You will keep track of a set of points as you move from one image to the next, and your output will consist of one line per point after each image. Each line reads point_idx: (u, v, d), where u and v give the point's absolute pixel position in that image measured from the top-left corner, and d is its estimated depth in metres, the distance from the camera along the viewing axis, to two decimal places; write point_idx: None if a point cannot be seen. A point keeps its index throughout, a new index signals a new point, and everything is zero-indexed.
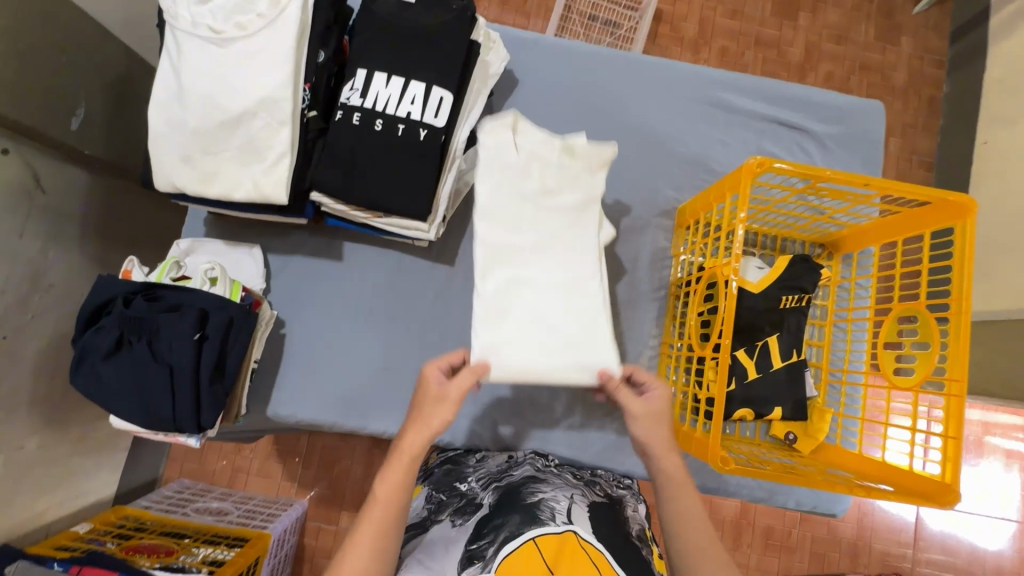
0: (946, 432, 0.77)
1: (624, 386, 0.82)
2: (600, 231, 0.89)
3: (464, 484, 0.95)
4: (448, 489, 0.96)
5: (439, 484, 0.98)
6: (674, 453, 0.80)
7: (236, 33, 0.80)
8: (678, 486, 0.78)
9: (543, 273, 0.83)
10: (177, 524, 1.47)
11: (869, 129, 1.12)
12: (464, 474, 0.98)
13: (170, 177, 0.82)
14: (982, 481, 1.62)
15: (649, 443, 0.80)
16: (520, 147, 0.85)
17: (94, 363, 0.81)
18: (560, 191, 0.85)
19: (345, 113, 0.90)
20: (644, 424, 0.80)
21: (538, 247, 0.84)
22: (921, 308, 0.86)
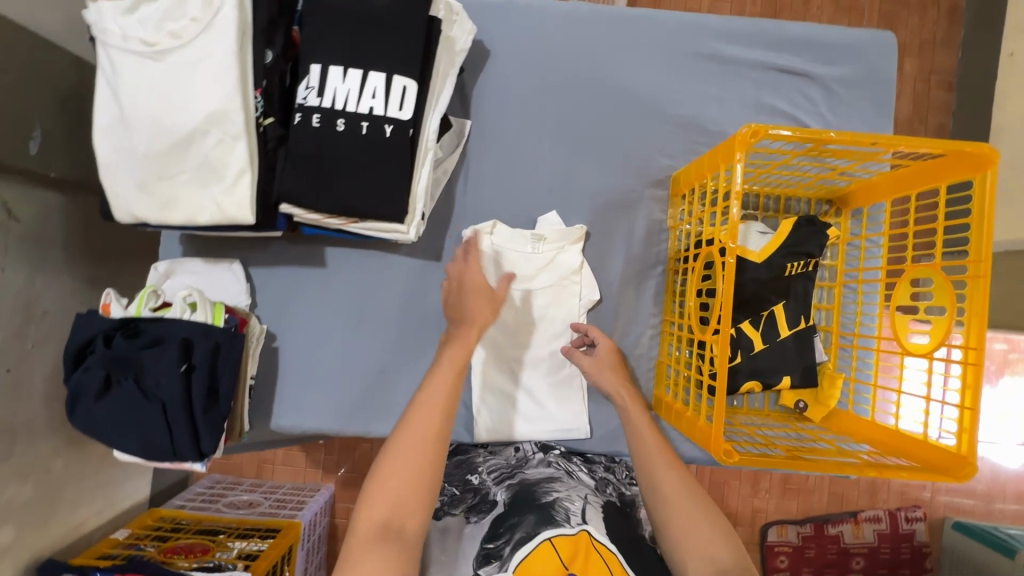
0: (963, 403, 0.74)
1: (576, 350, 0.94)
2: (583, 297, 1.01)
3: (476, 477, 0.96)
4: (461, 483, 0.96)
5: (450, 476, 0.98)
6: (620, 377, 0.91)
7: (170, 43, 0.73)
8: (633, 418, 0.84)
9: (522, 329, 1.00)
10: (212, 521, 1.53)
11: (879, 66, 1.02)
12: (475, 466, 0.99)
13: (130, 207, 0.78)
14: (1005, 403, 1.56)
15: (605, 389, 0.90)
16: (498, 247, 1.00)
17: (88, 402, 0.80)
18: (535, 276, 1.00)
19: (305, 115, 0.83)
20: (595, 375, 0.92)
21: (523, 358, 1.00)
22: (936, 270, 0.80)
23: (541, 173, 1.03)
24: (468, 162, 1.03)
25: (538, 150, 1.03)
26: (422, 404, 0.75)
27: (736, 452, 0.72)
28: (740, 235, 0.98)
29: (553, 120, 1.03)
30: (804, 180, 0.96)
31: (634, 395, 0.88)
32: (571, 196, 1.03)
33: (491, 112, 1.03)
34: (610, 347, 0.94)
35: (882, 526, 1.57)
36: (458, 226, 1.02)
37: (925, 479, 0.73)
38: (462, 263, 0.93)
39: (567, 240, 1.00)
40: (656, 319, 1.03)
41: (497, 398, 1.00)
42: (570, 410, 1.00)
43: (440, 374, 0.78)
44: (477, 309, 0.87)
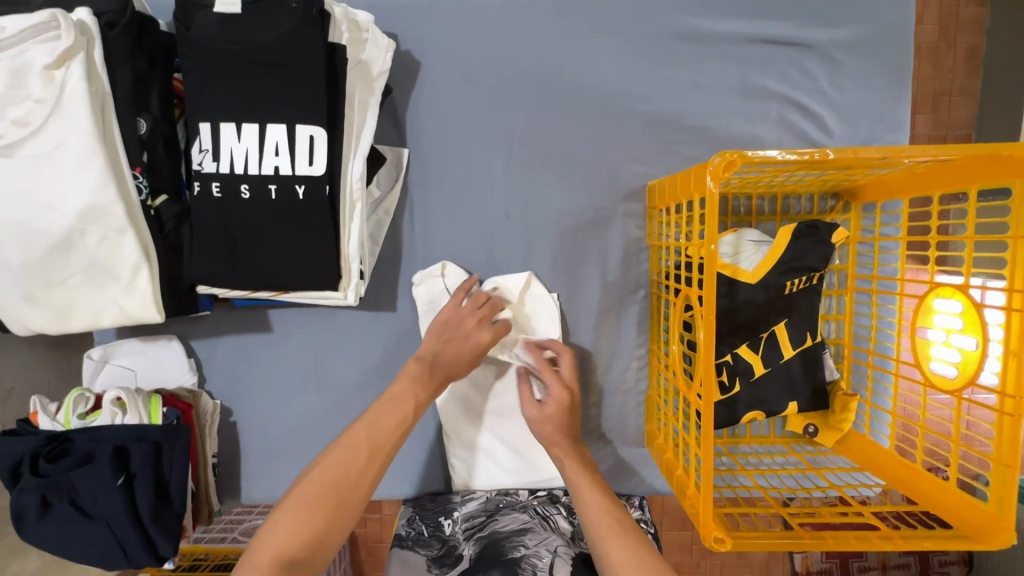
0: (998, 455, 0.62)
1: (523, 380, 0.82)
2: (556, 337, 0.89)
3: (449, 524, 0.88)
4: (432, 523, 0.89)
5: (423, 512, 0.91)
6: (545, 424, 0.78)
7: (18, 132, 0.61)
8: (571, 480, 0.73)
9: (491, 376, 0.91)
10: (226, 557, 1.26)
11: (892, 22, 0.83)
12: (450, 507, 0.90)
13: (22, 321, 0.69)
14: None
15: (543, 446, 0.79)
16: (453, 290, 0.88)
17: (31, 524, 0.75)
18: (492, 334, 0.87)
19: (203, 184, 0.72)
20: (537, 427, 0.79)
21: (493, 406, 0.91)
22: (963, 291, 0.67)
23: (497, 198, 0.90)
24: (411, 196, 0.90)
25: (490, 173, 0.89)
26: (351, 438, 0.69)
27: (728, 539, 0.62)
28: (730, 250, 0.84)
29: (502, 135, 0.88)
30: (803, 180, 0.81)
31: (577, 455, 0.76)
32: (533, 220, 0.90)
33: (430, 134, 0.88)
34: (560, 399, 0.79)
35: None
36: (411, 269, 0.91)
37: (954, 547, 0.63)
38: (485, 311, 0.82)
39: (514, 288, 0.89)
40: (643, 349, 0.92)
41: (472, 450, 0.92)
42: (554, 455, 0.92)
43: (396, 409, 0.72)
44: (461, 364, 0.79)
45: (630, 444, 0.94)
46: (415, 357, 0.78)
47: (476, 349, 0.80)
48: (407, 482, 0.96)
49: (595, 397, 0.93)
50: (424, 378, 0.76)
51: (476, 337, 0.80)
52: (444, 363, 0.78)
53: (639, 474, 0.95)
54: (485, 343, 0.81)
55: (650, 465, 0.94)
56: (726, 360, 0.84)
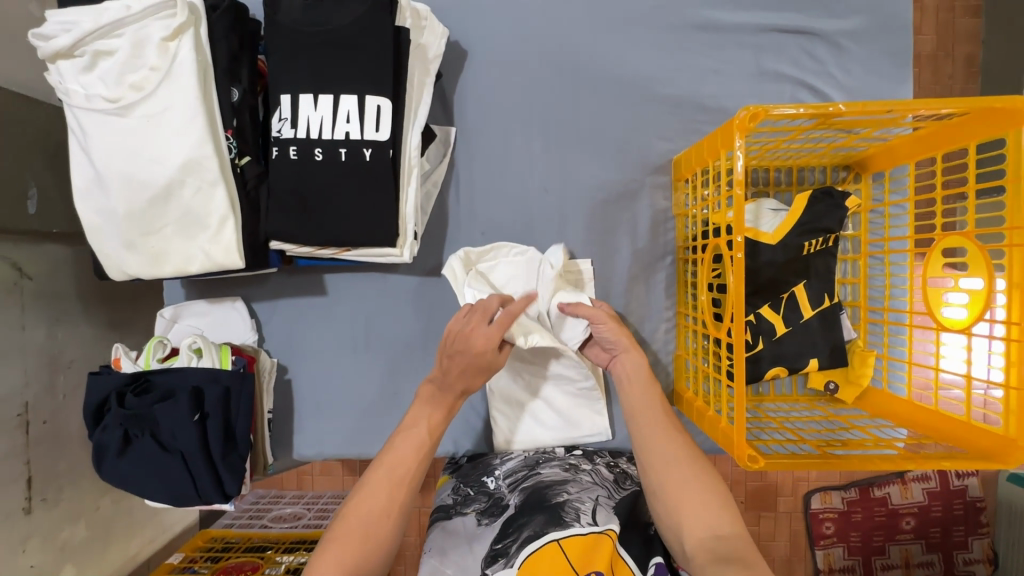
0: (1008, 382, 0.68)
1: (581, 304, 0.86)
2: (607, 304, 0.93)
3: (491, 481, 0.91)
4: (476, 483, 0.91)
5: (466, 475, 0.94)
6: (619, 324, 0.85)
7: (132, 95, 0.71)
8: (642, 383, 0.82)
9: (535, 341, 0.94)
10: (298, 537, 1.46)
11: (894, 13, 0.93)
12: (491, 468, 0.94)
13: (120, 265, 0.78)
14: None
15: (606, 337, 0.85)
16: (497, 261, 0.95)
17: (111, 461, 0.82)
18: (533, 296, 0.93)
19: (281, 149, 0.81)
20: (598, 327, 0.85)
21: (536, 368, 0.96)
22: (969, 238, 0.73)
23: (535, 173, 0.98)
24: (457, 171, 0.99)
25: (528, 149, 0.98)
26: (384, 471, 0.71)
27: (761, 457, 0.67)
28: (750, 216, 0.92)
29: (541, 115, 0.97)
30: (815, 151, 0.90)
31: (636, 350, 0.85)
32: (568, 193, 0.98)
33: (475, 115, 0.98)
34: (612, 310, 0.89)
35: (932, 484, 1.64)
36: (455, 237, 0.99)
37: (972, 468, 0.67)
38: (478, 315, 0.78)
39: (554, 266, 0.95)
40: (671, 312, 0.99)
41: (515, 408, 0.97)
42: (590, 416, 0.97)
43: (411, 440, 0.74)
44: (470, 377, 0.77)
45: None
46: (427, 378, 0.80)
47: (476, 359, 0.75)
48: (449, 440, 1.02)
49: None
50: (438, 399, 0.78)
51: (471, 345, 0.75)
52: (452, 380, 0.77)
53: None
54: (497, 335, 0.76)
55: (679, 423, 0.99)
56: (750, 320, 0.90)
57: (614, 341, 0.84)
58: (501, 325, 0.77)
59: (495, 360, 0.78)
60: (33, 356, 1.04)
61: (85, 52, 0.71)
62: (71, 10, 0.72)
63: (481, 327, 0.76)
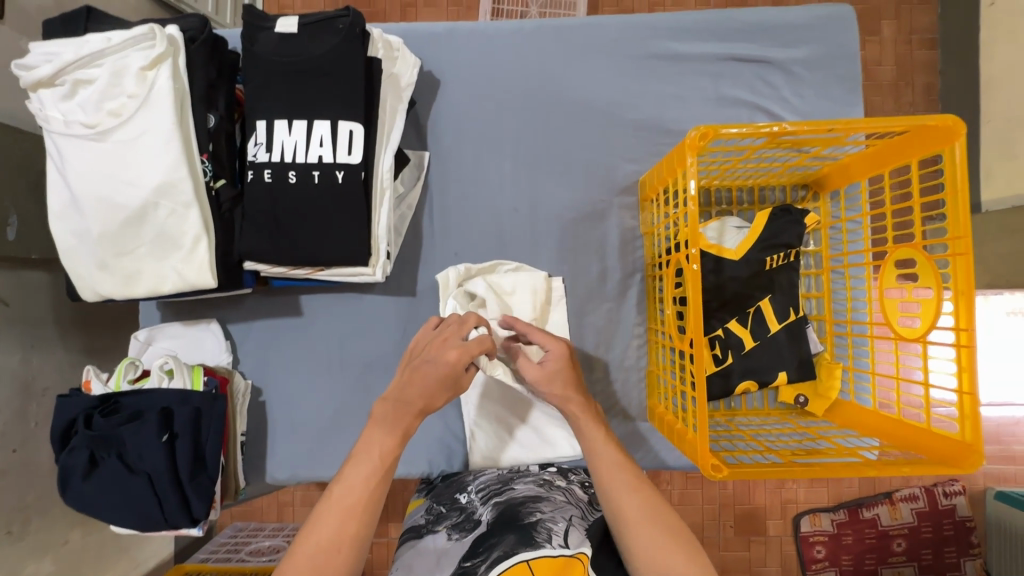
0: (960, 387, 0.70)
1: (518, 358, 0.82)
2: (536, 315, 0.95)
3: (464, 497, 0.90)
4: (448, 501, 0.91)
5: (440, 495, 0.94)
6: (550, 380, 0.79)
7: (110, 121, 0.74)
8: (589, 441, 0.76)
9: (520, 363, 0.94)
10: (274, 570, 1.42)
11: (842, 41, 0.99)
12: (464, 485, 0.94)
13: (93, 287, 0.79)
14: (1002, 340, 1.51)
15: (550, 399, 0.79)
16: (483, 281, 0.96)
17: (75, 485, 0.81)
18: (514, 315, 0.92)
19: (256, 172, 0.83)
20: (544, 383, 0.79)
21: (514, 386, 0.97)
22: (917, 250, 0.76)
23: (506, 195, 1.01)
24: (431, 193, 1.02)
25: (500, 172, 1.02)
26: (338, 497, 0.68)
27: (724, 466, 0.68)
28: (714, 233, 0.95)
29: (511, 140, 1.01)
30: (773, 170, 0.94)
31: (586, 408, 0.78)
32: (539, 213, 1.01)
33: (448, 140, 1.02)
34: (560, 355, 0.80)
35: (920, 503, 1.62)
36: (430, 257, 1.02)
37: (931, 473, 0.69)
38: (453, 328, 0.78)
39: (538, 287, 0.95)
40: (642, 328, 1.01)
41: (492, 426, 0.97)
42: (565, 436, 0.96)
43: (360, 473, 0.69)
44: (431, 395, 0.74)
45: (632, 419, 1.00)
46: (384, 397, 0.75)
47: (444, 371, 0.74)
48: (424, 460, 1.01)
49: (600, 374, 1.00)
50: (389, 423, 0.73)
51: (441, 357, 0.74)
52: (410, 395, 0.73)
53: (642, 449, 1.00)
54: (471, 352, 0.76)
55: (653, 439, 1.00)
56: (718, 334, 0.92)
57: (559, 402, 0.78)
58: (478, 345, 0.77)
59: (461, 380, 0.77)
60: (6, 382, 1.03)
61: (65, 81, 0.74)
62: (54, 41, 0.75)
63: (453, 344, 0.76)
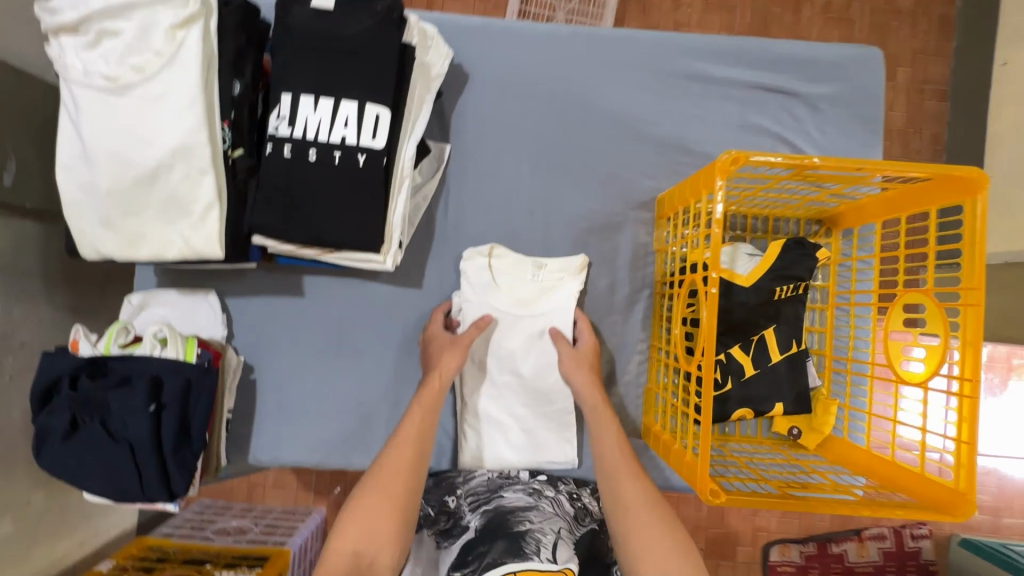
0: (959, 436, 0.70)
1: (558, 338, 0.92)
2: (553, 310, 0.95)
3: (453, 500, 0.92)
4: (437, 502, 0.92)
5: (428, 494, 0.94)
6: (581, 366, 0.89)
7: (133, 77, 0.72)
8: (601, 424, 0.83)
9: (527, 365, 0.95)
10: (238, 553, 1.34)
11: (868, 83, 1.00)
12: (454, 486, 0.94)
13: (95, 245, 0.77)
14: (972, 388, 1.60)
15: (574, 387, 0.88)
16: (493, 268, 0.96)
17: (53, 446, 0.78)
18: (521, 305, 0.96)
19: (275, 146, 0.81)
20: (569, 369, 0.89)
21: (515, 384, 0.96)
22: (928, 296, 0.77)
23: (523, 197, 1.01)
24: (448, 187, 1.00)
25: (519, 174, 1.01)
26: (399, 438, 0.78)
27: (722, 492, 0.68)
28: (727, 258, 0.95)
29: (534, 143, 1.01)
30: (791, 202, 0.95)
31: (605, 399, 0.86)
32: (554, 219, 1.01)
33: (470, 136, 1.01)
34: (593, 345, 0.93)
35: (887, 543, 1.63)
36: (439, 251, 1.00)
37: (922, 518, 0.70)
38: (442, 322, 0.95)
39: (568, 270, 0.97)
40: (645, 345, 1.01)
41: (485, 428, 0.96)
42: (559, 442, 0.96)
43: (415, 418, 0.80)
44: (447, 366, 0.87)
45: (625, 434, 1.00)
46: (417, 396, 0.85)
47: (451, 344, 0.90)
48: None
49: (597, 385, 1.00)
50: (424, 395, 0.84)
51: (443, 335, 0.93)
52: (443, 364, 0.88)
53: None
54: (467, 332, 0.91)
55: (643, 457, 1.00)
56: (720, 358, 0.92)
57: (580, 389, 0.87)
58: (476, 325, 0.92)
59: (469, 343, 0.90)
60: None
61: (90, 30, 0.72)
62: None
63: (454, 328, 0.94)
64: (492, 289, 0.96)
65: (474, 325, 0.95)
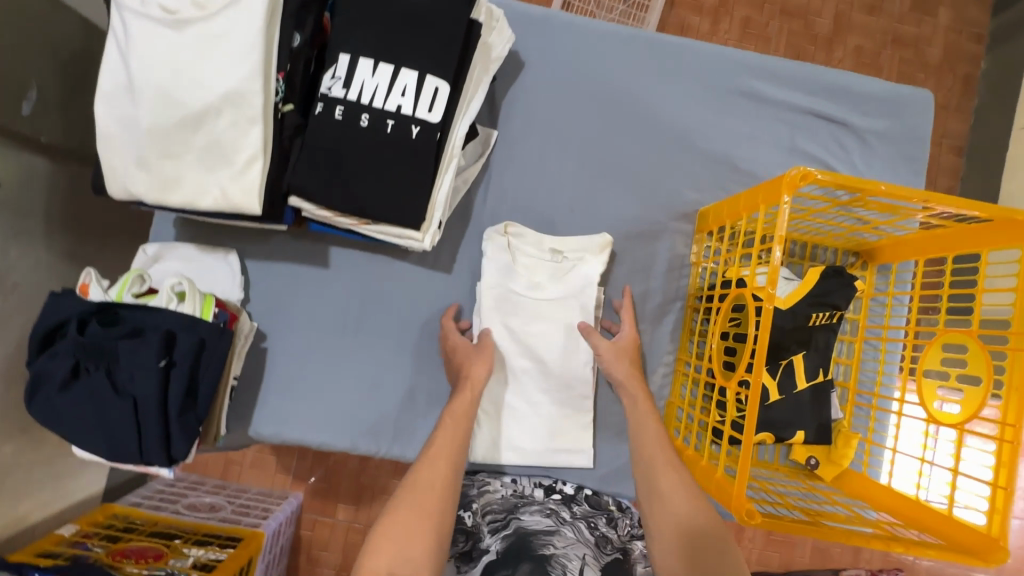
0: (995, 481, 0.69)
1: (592, 330, 0.91)
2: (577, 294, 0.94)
3: (469, 516, 0.85)
4: (452, 520, 0.86)
5: None
6: (625, 358, 0.90)
7: (192, 13, 0.69)
8: (642, 416, 0.84)
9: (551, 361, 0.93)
10: (211, 529, 1.28)
11: (917, 124, 1.01)
12: (469, 500, 0.88)
13: (125, 184, 0.72)
14: None
15: (614, 376, 0.89)
16: (515, 250, 0.94)
17: (50, 393, 0.73)
18: (548, 287, 0.94)
19: (327, 106, 0.78)
20: (610, 360, 0.89)
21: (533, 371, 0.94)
22: (971, 337, 0.76)
23: (565, 193, 0.99)
24: (489, 174, 0.98)
25: (564, 170, 0.99)
26: (433, 450, 0.76)
27: (758, 514, 0.66)
28: None
29: (581, 141, 0.99)
30: (834, 231, 0.94)
31: (645, 392, 0.88)
32: (594, 220, 0.99)
33: (519, 125, 0.98)
34: (632, 339, 0.93)
35: None
36: (473, 238, 0.97)
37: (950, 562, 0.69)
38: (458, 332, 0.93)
39: (590, 247, 0.95)
40: (671, 358, 0.99)
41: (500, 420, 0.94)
42: (575, 439, 0.94)
43: (451, 432, 0.79)
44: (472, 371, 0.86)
45: None
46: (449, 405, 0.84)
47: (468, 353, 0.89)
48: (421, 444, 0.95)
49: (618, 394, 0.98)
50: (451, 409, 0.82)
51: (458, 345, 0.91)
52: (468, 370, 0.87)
53: None
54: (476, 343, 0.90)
55: None
56: None
57: (621, 380, 0.88)
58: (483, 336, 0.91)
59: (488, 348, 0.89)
60: None
61: None
62: None
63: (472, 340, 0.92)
64: (512, 271, 0.93)
65: (502, 317, 0.92)
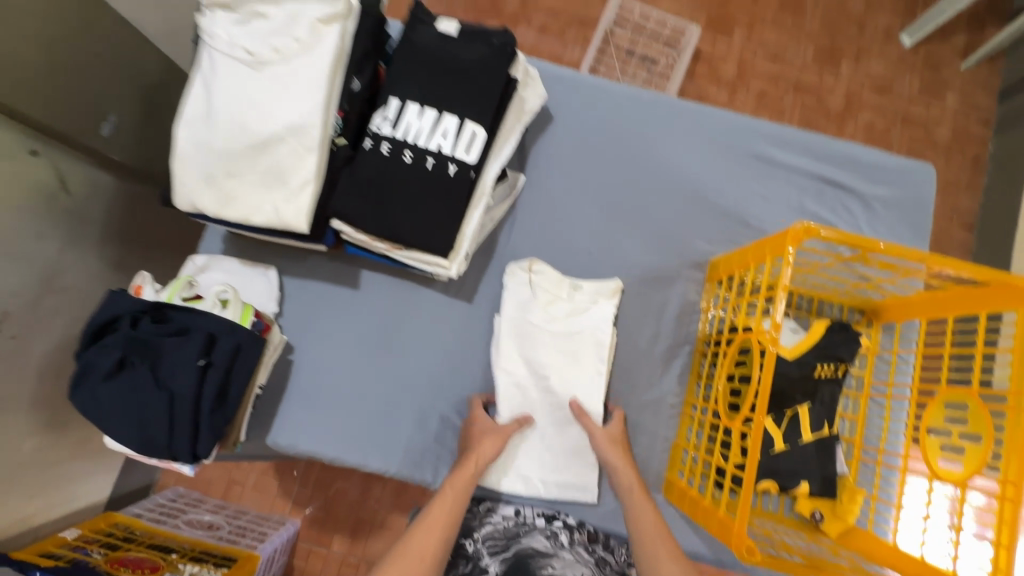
0: (998, 540, 0.70)
1: (584, 415, 0.93)
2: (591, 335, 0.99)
3: (471, 543, 0.90)
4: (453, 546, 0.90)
5: None
6: (619, 445, 0.91)
7: (271, 56, 0.80)
8: (635, 499, 0.85)
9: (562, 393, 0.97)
10: (208, 547, 1.28)
11: (920, 194, 1.07)
12: (470, 528, 0.92)
13: (191, 198, 0.81)
14: None
15: (609, 463, 0.90)
16: (534, 286, 1.00)
17: (94, 381, 0.78)
18: (563, 323, 1.00)
19: (375, 142, 0.87)
20: (602, 445, 0.91)
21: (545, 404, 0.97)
22: (973, 396, 0.78)
23: (584, 236, 1.05)
24: (515, 214, 1.05)
25: (584, 215, 1.06)
26: (427, 521, 0.79)
27: (758, 551, 0.68)
28: None
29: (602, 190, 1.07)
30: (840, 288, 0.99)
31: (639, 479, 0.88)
32: (611, 263, 1.05)
33: (545, 172, 1.07)
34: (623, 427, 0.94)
35: None
36: (496, 272, 1.04)
37: None
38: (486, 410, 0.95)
39: (602, 292, 1.01)
40: (678, 400, 1.01)
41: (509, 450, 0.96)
42: (580, 474, 0.96)
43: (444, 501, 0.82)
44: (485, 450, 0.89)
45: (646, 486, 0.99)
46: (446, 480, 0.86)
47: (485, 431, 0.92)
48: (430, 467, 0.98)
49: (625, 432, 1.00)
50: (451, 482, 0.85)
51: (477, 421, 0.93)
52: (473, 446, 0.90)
53: None
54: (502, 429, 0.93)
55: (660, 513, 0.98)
56: None
57: (614, 466, 0.89)
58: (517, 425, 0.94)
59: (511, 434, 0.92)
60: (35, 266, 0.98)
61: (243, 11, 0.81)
62: None
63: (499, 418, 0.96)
64: (529, 306, 0.99)
65: (518, 347, 0.97)
